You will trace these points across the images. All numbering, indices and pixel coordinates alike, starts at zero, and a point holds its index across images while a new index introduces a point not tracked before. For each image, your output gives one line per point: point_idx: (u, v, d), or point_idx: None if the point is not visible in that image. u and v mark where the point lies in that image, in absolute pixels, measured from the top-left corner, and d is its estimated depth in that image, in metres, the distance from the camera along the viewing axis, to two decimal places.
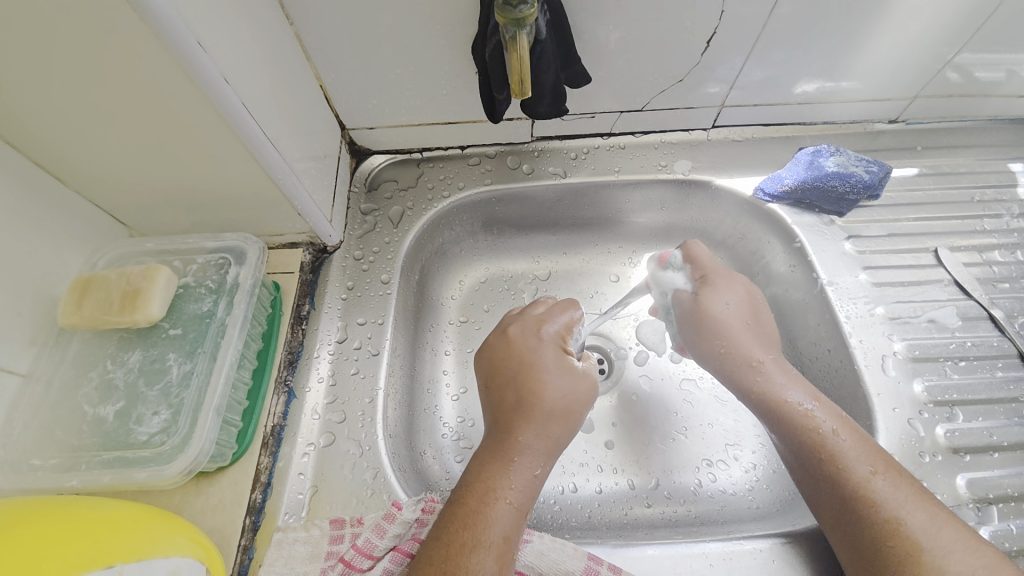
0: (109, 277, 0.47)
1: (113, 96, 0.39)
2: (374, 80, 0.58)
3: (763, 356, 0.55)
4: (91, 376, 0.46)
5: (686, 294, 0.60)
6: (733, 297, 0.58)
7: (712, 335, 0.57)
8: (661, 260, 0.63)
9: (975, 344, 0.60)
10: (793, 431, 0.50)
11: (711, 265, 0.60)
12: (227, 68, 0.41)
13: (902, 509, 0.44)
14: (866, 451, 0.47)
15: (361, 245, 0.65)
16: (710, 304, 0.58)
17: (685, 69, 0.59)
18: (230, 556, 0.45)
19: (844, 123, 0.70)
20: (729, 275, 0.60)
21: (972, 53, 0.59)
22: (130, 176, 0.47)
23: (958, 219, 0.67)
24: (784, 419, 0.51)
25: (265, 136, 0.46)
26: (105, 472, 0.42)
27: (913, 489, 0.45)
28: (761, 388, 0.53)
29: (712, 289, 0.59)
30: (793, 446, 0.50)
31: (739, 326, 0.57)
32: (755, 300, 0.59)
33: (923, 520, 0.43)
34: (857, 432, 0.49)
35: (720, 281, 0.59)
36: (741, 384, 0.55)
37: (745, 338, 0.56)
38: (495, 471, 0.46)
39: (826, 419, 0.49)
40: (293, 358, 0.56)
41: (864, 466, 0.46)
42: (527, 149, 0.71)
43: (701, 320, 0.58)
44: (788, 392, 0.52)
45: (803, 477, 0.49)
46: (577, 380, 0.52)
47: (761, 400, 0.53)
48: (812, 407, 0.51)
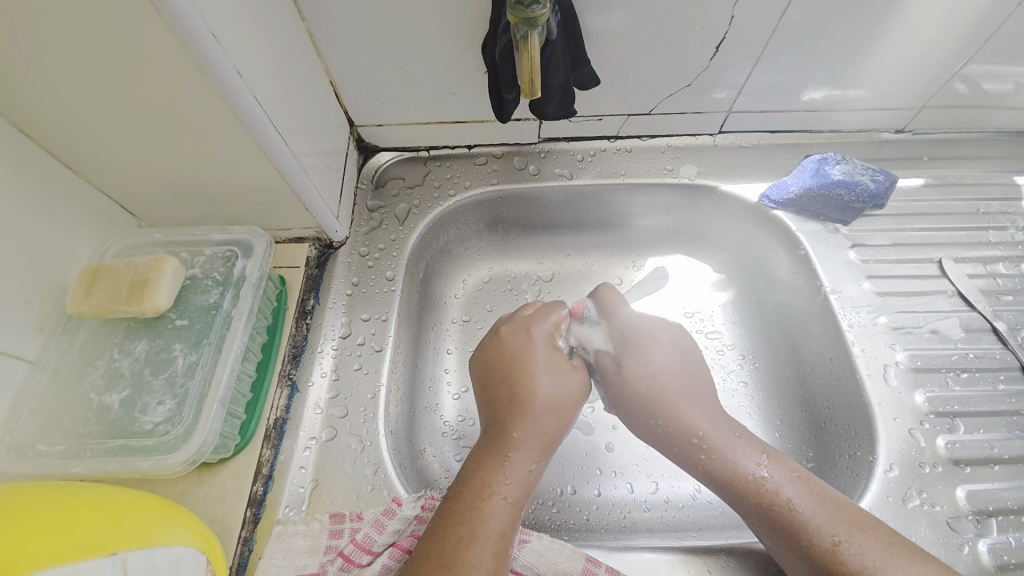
0: (117, 267, 0.48)
1: (125, 88, 0.39)
2: (384, 78, 0.59)
3: (703, 425, 0.52)
4: (97, 364, 0.46)
5: (608, 358, 0.57)
6: (658, 359, 0.56)
7: (647, 410, 0.54)
8: (576, 314, 0.60)
9: (978, 356, 0.60)
10: (751, 506, 0.49)
11: (630, 325, 0.58)
12: (239, 62, 0.41)
13: (879, 569, 0.43)
14: (829, 513, 0.46)
15: (366, 241, 0.65)
16: (632, 372, 0.55)
17: (694, 73, 0.59)
18: (231, 547, 0.46)
19: (851, 132, 0.70)
20: (645, 334, 0.58)
21: (980, 65, 0.59)
22: (139, 168, 0.48)
23: (964, 230, 0.67)
24: (741, 493, 0.49)
25: (274, 130, 0.46)
26: (109, 460, 0.42)
27: (881, 541, 0.44)
28: (709, 467, 0.51)
29: (632, 353, 0.56)
30: (756, 518, 0.49)
31: (671, 395, 0.53)
32: (676, 355, 0.57)
33: (901, 574, 0.43)
34: (814, 489, 0.48)
35: (645, 347, 0.56)
36: (689, 464, 0.52)
37: (681, 409, 0.53)
38: (488, 470, 0.46)
39: (781, 488, 0.48)
40: (297, 352, 0.56)
41: (828, 534, 0.45)
42: (534, 150, 0.71)
43: (629, 390, 0.55)
44: (739, 462, 0.50)
45: (775, 548, 0.48)
46: (569, 381, 0.52)
47: (714, 479, 0.51)
48: (766, 474, 0.49)
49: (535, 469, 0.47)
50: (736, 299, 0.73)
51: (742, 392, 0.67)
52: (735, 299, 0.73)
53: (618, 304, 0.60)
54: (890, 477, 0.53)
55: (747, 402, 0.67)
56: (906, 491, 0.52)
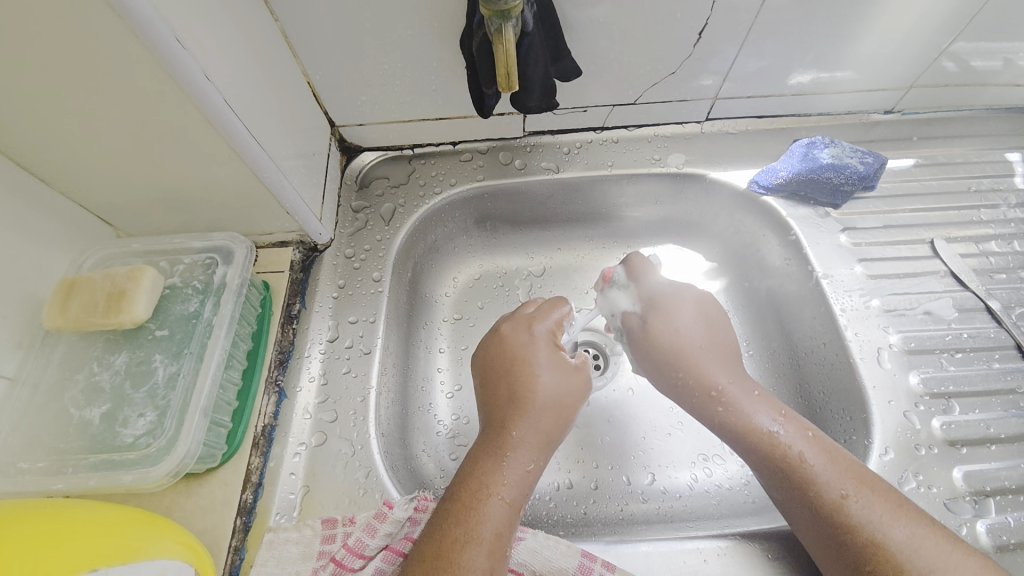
0: (94, 278, 0.47)
1: (91, 95, 0.38)
2: (362, 76, 0.58)
3: (723, 381, 0.53)
4: (77, 378, 0.46)
5: (634, 319, 0.59)
6: (683, 318, 0.56)
7: (669, 364, 0.54)
8: (605, 279, 0.62)
9: (972, 335, 0.59)
10: (763, 459, 0.49)
11: (658, 285, 0.59)
12: (208, 65, 0.40)
13: (885, 526, 0.43)
14: (839, 469, 0.46)
15: (352, 242, 0.64)
16: (658, 327, 0.56)
17: (678, 61, 0.59)
18: (221, 557, 0.45)
19: (839, 114, 0.69)
20: (672, 292, 0.58)
21: (967, 42, 0.58)
22: (113, 175, 0.47)
23: (955, 210, 0.67)
24: (753, 447, 0.50)
25: (250, 133, 0.45)
26: (91, 475, 0.41)
27: (889, 499, 0.44)
28: (724, 418, 0.51)
29: (658, 310, 0.57)
30: (766, 474, 0.49)
31: (694, 349, 0.54)
32: (700, 312, 0.57)
33: (906, 532, 0.42)
34: (825, 447, 0.48)
35: (671, 303, 0.57)
36: (707, 415, 0.53)
37: (703, 363, 0.53)
38: (487, 472, 0.45)
39: (793, 442, 0.48)
40: (284, 358, 0.56)
41: (836, 489, 0.45)
42: (519, 144, 0.70)
43: (651, 344, 0.56)
44: (755, 417, 0.50)
45: (780, 503, 0.48)
46: (570, 378, 0.51)
47: (728, 431, 0.51)
48: (779, 429, 0.49)
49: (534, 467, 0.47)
50: (729, 287, 0.72)
51: None
52: (727, 287, 0.72)
53: (648, 267, 0.61)
54: (885, 460, 0.53)
55: None
56: (902, 474, 0.52)
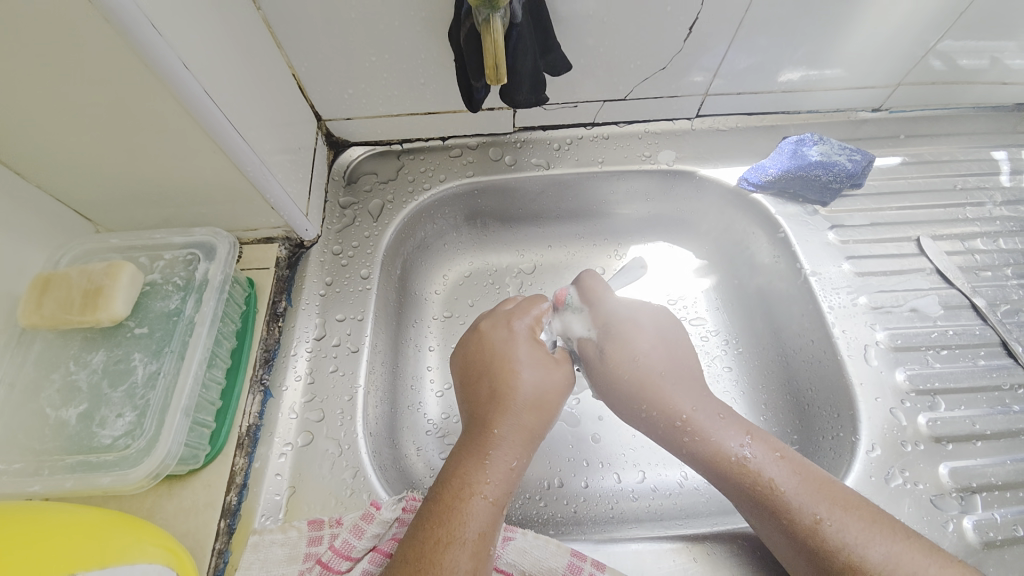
0: (70, 275, 0.45)
1: (60, 85, 0.37)
2: (349, 68, 0.57)
3: (688, 409, 0.52)
4: (53, 377, 0.44)
5: (589, 344, 0.58)
6: (641, 344, 0.56)
7: (632, 394, 0.55)
8: (558, 302, 0.61)
9: (957, 332, 0.60)
10: (735, 486, 0.48)
11: (614, 310, 0.59)
12: (187, 53, 0.38)
13: (862, 546, 0.42)
14: (811, 490, 0.46)
15: (339, 239, 0.64)
16: (616, 357, 0.56)
17: (669, 57, 0.58)
18: (204, 560, 0.44)
19: (827, 112, 0.70)
20: (629, 317, 0.58)
21: (954, 41, 0.58)
22: (87, 169, 0.45)
23: (941, 208, 0.67)
24: (723, 475, 0.49)
25: (232, 126, 0.44)
26: (68, 478, 0.40)
27: (865, 518, 0.44)
28: (693, 448, 0.51)
29: (615, 339, 0.57)
30: (739, 498, 0.48)
31: (656, 378, 0.54)
32: (656, 338, 0.57)
33: (883, 551, 0.42)
34: (798, 466, 0.47)
35: (626, 329, 0.57)
36: (676, 446, 0.52)
37: (667, 392, 0.53)
38: (470, 474, 0.44)
39: (763, 469, 0.47)
40: (270, 356, 0.55)
41: (809, 513, 0.44)
42: (510, 140, 0.69)
43: (612, 376, 0.56)
44: (724, 443, 0.50)
45: (756, 526, 0.48)
46: (554, 376, 0.51)
47: (698, 458, 0.51)
48: (749, 455, 0.49)
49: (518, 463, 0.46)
50: (718, 284, 0.72)
51: (726, 377, 0.67)
52: (717, 284, 0.72)
53: (602, 290, 0.60)
54: (873, 457, 0.53)
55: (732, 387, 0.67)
56: (889, 471, 0.52)
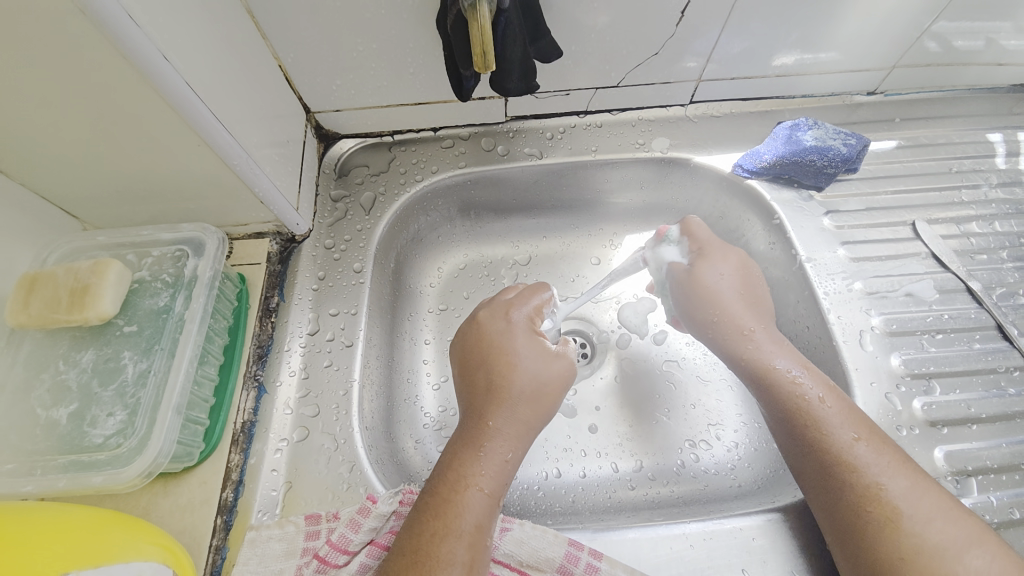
0: (56, 273, 0.45)
1: (38, 79, 0.36)
2: (335, 58, 0.56)
3: (757, 324, 0.56)
4: (44, 377, 0.44)
5: (681, 266, 0.61)
6: (729, 271, 0.59)
7: (706, 304, 0.58)
8: (659, 234, 0.64)
9: (953, 316, 0.60)
10: (780, 395, 0.51)
11: (709, 239, 0.61)
12: (167, 45, 0.37)
13: (885, 475, 0.44)
14: (852, 417, 0.48)
15: (331, 233, 0.63)
16: (703, 272, 0.59)
17: (661, 42, 0.57)
18: (201, 556, 0.44)
19: (822, 96, 0.69)
20: (724, 247, 0.60)
21: (949, 21, 0.58)
22: (71, 165, 0.44)
23: (937, 191, 0.67)
24: (772, 383, 0.52)
25: (217, 119, 0.43)
26: (60, 477, 0.40)
27: (896, 456, 0.46)
28: (751, 354, 0.55)
29: (703, 261, 0.59)
30: (779, 409, 0.51)
31: (734, 293, 0.58)
32: (740, 270, 0.59)
33: (902, 485, 0.44)
34: (843, 398, 0.50)
35: (715, 252, 0.60)
36: (732, 350, 0.56)
37: (740, 305, 0.57)
38: (471, 468, 0.44)
39: (814, 386, 0.50)
40: (263, 352, 0.54)
41: (848, 432, 0.47)
42: (502, 129, 0.69)
43: (694, 288, 0.59)
44: (777, 358, 0.53)
45: (783, 441, 0.51)
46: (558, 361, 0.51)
47: (749, 366, 0.54)
48: (801, 373, 0.51)
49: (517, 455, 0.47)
50: None
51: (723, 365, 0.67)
52: None
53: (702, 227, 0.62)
54: None
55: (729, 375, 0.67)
56: None
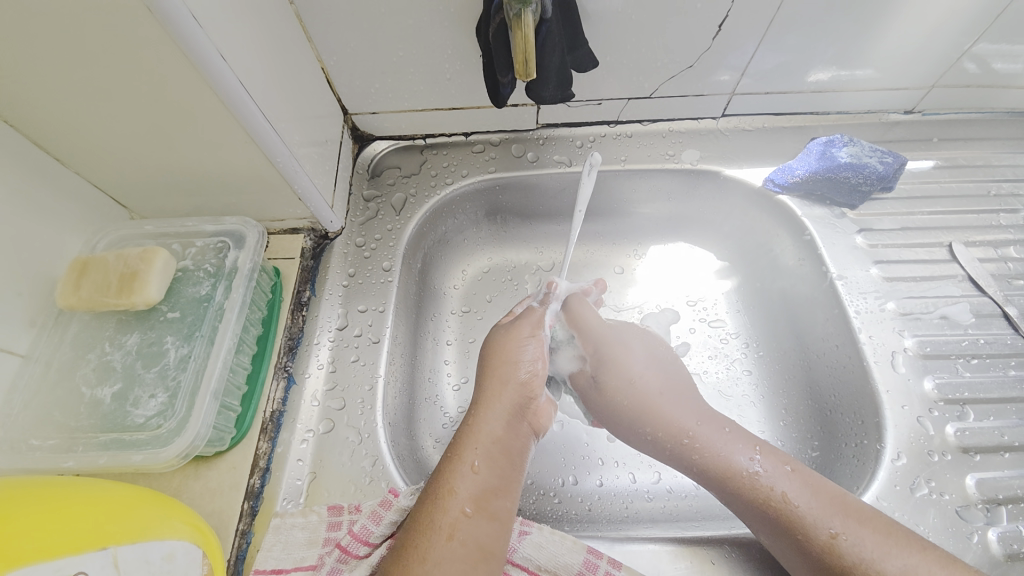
0: (106, 259, 0.47)
1: (104, 75, 0.38)
2: (376, 62, 0.57)
3: (691, 424, 0.52)
4: (89, 357, 0.46)
5: (585, 378, 0.58)
6: (634, 367, 0.57)
7: (634, 419, 0.55)
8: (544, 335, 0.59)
9: (988, 341, 0.59)
10: (745, 501, 0.48)
11: (599, 331, 0.58)
12: (224, 45, 0.39)
13: (879, 561, 0.42)
14: (824, 504, 0.45)
15: (362, 232, 0.64)
16: (608, 383, 0.56)
17: (696, 55, 0.58)
18: (228, 540, 0.45)
19: (859, 113, 0.68)
20: (617, 340, 0.58)
21: (991, 43, 0.57)
22: (127, 156, 0.46)
23: (974, 213, 0.65)
24: (734, 490, 0.48)
25: (265, 118, 0.45)
26: (102, 454, 0.42)
27: (879, 530, 0.43)
28: (701, 464, 0.51)
29: (603, 365, 0.57)
30: (751, 515, 0.48)
31: (654, 398, 0.54)
32: (637, 360, 0.57)
33: (900, 564, 0.41)
34: (804, 478, 0.47)
35: (608, 355, 0.57)
36: (687, 465, 0.52)
37: (667, 411, 0.53)
38: (458, 443, 0.47)
39: (776, 483, 0.47)
40: (293, 344, 0.56)
41: (824, 528, 0.44)
42: (532, 136, 0.69)
43: (614, 402, 0.56)
44: (732, 457, 0.49)
45: (769, 545, 0.47)
46: (516, 329, 0.55)
47: (709, 476, 0.50)
48: (761, 468, 0.48)
49: (496, 427, 0.48)
50: (739, 286, 0.72)
51: (746, 380, 0.67)
52: (737, 287, 0.72)
53: (586, 310, 0.60)
54: (897, 465, 0.52)
55: (751, 390, 0.67)
56: (913, 481, 0.51)
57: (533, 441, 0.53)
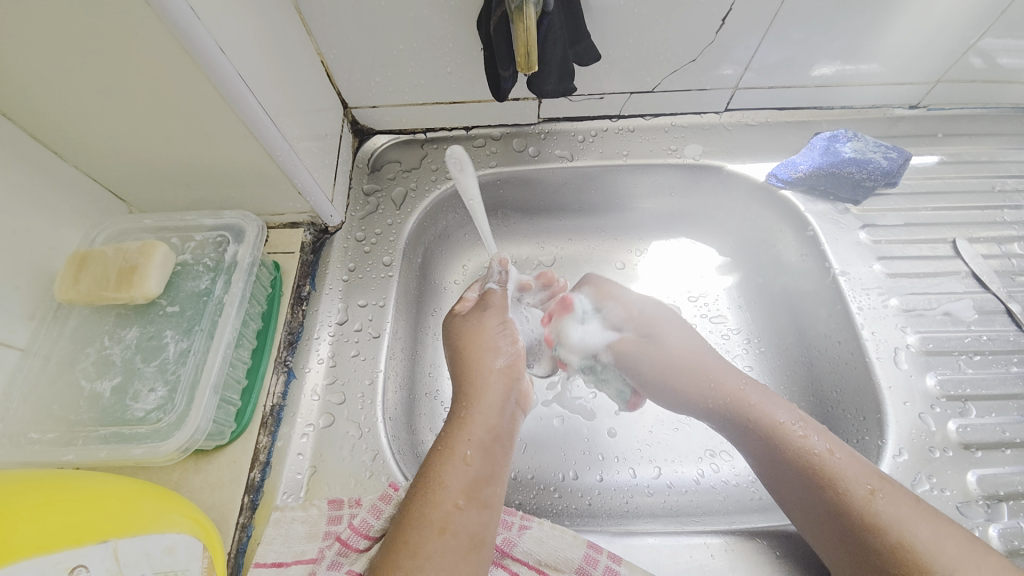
0: (105, 252, 0.47)
1: (100, 65, 0.38)
2: (376, 55, 0.57)
3: (743, 381, 0.53)
4: (89, 351, 0.46)
5: (627, 342, 0.60)
6: (680, 327, 0.59)
7: (693, 373, 0.55)
8: (568, 309, 0.62)
9: (991, 338, 0.58)
10: (790, 457, 0.47)
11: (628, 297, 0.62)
12: (222, 37, 0.39)
13: (910, 523, 0.41)
14: (863, 465, 0.45)
15: (362, 226, 0.64)
16: (664, 342, 0.57)
17: (699, 49, 0.57)
18: (229, 533, 0.45)
19: (863, 108, 0.67)
20: (660, 307, 0.61)
21: (997, 38, 0.56)
22: (125, 149, 0.46)
23: (978, 209, 0.65)
24: (780, 445, 0.48)
25: (264, 111, 0.45)
26: (102, 447, 0.42)
27: (911, 496, 0.43)
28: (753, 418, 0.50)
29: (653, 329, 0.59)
30: (794, 473, 0.47)
31: (707, 355, 0.56)
32: (687, 325, 0.60)
33: (930, 530, 0.41)
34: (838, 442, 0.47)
35: (653, 316, 0.60)
36: (736, 421, 0.51)
37: (723, 367, 0.54)
38: (447, 435, 0.47)
39: (819, 439, 0.47)
40: (294, 338, 0.56)
41: (862, 484, 0.44)
42: (534, 130, 0.69)
43: (672, 359, 0.56)
44: (779, 411, 0.50)
45: (801, 509, 0.46)
46: (486, 323, 0.54)
47: (759, 430, 0.50)
48: (808, 430, 0.48)
49: (489, 416, 0.48)
50: (740, 282, 0.72)
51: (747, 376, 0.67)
52: (739, 283, 0.72)
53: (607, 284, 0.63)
54: (899, 461, 0.52)
55: None
56: (915, 477, 0.51)
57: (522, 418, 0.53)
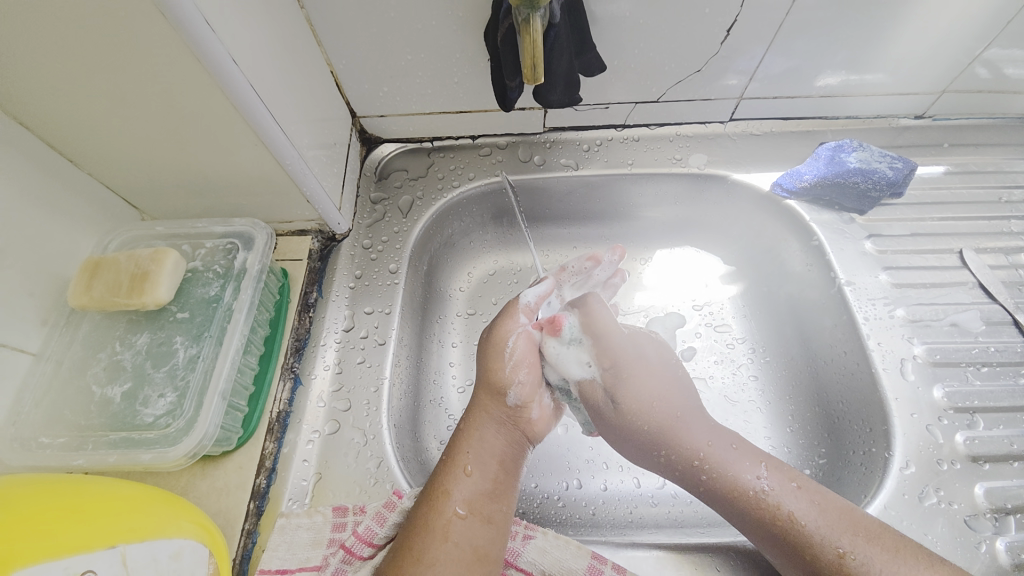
0: (118, 259, 0.47)
1: (113, 75, 0.38)
2: (385, 65, 0.58)
3: (702, 447, 0.51)
4: (100, 356, 0.46)
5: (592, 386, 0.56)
6: (651, 389, 0.55)
7: (649, 443, 0.53)
8: (554, 330, 0.56)
9: (999, 349, 0.58)
10: (751, 518, 0.47)
11: (612, 347, 0.57)
12: (235, 48, 0.40)
13: None
14: (832, 520, 0.45)
15: (369, 234, 0.65)
16: (630, 402, 0.54)
17: (704, 59, 0.58)
18: (234, 539, 0.46)
19: (868, 118, 0.68)
20: (636, 355, 0.57)
21: (1002, 48, 0.56)
22: (139, 156, 0.47)
23: (985, 219, 0.65)
24: (742, 509, 0.48)
25: (273, 119, 0.45)
26: (111, 453, 0.42)
27: (887, 548, 0.43)
28: (710, 485, 0.50)
29: (625, 380, 0.55)
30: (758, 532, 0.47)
31: (672, 424, 0.53)
32: (660, 377, 0.56)
33: None
34: (814, 493, 0.47)
35: (626, 372, 0.55)
36: (697, 485, 0.51)
37: (683, 434, 0.52)
38: (454, 446, 0.49)
39: (782, 500, 0.47)
40: (300, 345, 0.56)
41: (832, 547, 0.44)
42: (540, 140, 0.70)
43: (630, 425, 0.54)
44: (740, 476, 0.49)
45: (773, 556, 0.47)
46: (500, 326, 0.56)
47: (718, 495, 0.49)
48: (766, 482, 0.48)
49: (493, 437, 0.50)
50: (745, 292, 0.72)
51: (752, 386, 0.67)
52: (745, 291, 0.71)
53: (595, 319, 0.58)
54: (906, 474, 0.51)
55: (756, 395, 0.66)
56: (922, 489, 0.51)
57: (529, 448, 0.53)
